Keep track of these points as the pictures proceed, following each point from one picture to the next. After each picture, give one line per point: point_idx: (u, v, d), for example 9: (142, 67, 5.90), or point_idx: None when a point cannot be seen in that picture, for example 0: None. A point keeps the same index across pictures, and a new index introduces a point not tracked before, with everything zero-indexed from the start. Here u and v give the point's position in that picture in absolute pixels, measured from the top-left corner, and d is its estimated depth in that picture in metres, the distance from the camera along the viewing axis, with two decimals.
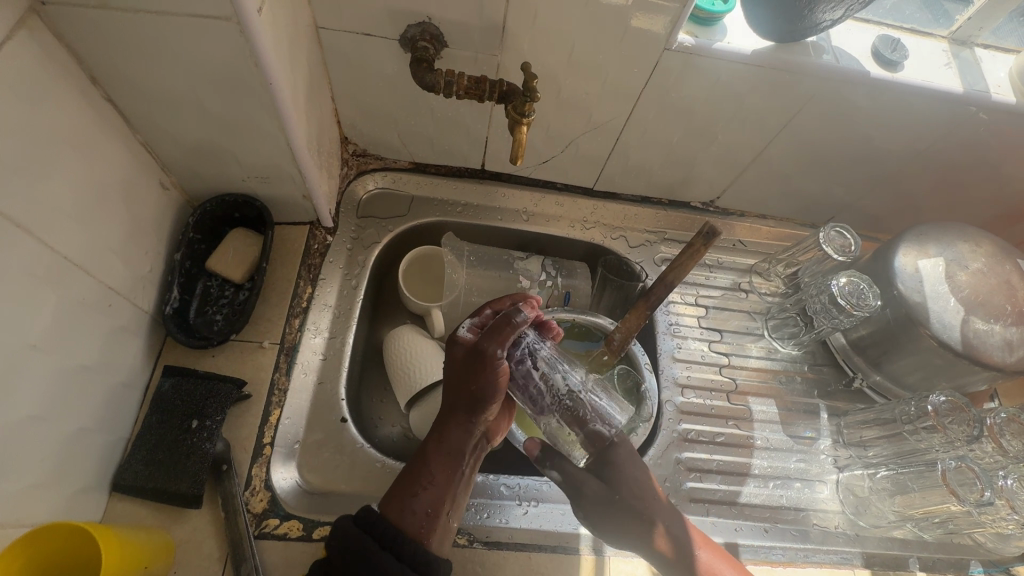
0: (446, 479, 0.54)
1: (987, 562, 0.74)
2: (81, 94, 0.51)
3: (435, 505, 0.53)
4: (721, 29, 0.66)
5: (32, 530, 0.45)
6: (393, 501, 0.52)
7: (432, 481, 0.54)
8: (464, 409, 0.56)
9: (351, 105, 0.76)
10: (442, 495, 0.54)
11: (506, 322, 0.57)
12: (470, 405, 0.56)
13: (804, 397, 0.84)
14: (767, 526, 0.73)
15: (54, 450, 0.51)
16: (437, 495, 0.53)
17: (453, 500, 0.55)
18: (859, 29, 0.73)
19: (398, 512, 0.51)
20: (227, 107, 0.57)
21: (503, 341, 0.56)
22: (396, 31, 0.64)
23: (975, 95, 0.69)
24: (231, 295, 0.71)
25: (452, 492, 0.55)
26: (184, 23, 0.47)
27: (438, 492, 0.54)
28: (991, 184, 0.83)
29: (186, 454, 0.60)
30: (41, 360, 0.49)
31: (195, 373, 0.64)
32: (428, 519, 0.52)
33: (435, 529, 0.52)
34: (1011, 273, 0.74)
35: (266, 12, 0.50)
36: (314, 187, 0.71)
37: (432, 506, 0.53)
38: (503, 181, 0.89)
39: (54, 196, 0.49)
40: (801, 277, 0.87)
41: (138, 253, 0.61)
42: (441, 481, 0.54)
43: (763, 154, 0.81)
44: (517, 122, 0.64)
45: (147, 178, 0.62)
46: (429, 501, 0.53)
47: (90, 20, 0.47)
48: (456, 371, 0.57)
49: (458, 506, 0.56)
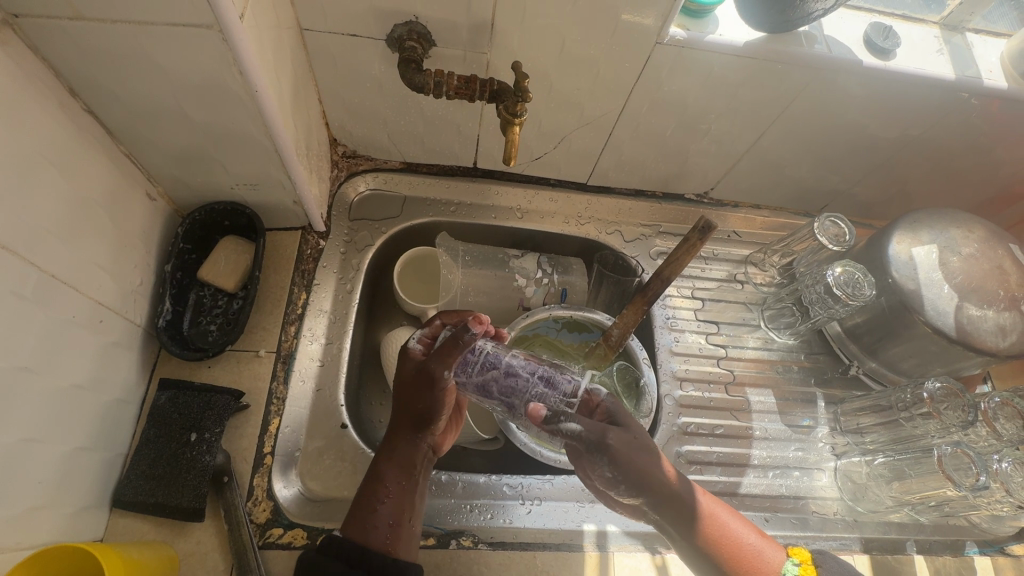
0: (404, 490, 0.56)
1: (982, 542, 0.75)
2: (60, 108, 0.50)
3: (396, 516, 0.55)
4: (712, 21, 0.66)
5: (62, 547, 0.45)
6: (355, 521, 0.53)
7: (390, 494, 0.55)
8: (414, 419, 0.58)
9: (339, 106, 0.75)
10: (401, 505, 0.55)
11: (454, 341, 0.57)
12: (419, 415, 0.58)
13: (801, 386, 0.84)
14: (768, 515, 0.74)
15: (52, 471, 0.50)
16: (396, 507, 0.55)
17: (412, 511, 0.56)
18: (850, 17, 0.72)
19: (360, 529, 0.52)
20: (211, 116, 0.55)
21: (450, 361, 0.56)
22: (383, 31, 0.63)
23: (967, 82, 0.69)
24: (225, 305, 0.70)
25: (411, 501, 0.56)
26: (163, 33, 0.46)
27: (396, 504, 0.55)
28: (984, 168, 0.83)
29: (186, 468, 0.59)
30: (32, 382, 0.48)
31: (191, 386, 0.63)
32: (391, 531, 0.54)
33: (399, 540, 0.54)
34: (1003, 258, 0.75)
35: (248, 17, 0.48)
36: (304, 192, 0.70)
37: (395, 517, 0.55)
38: (496, 178, 0.88)
39: (37, 214, 0.48)
40: (795, 268, 0.87)
41: (128, 266, 0.60)
42: (398, 493, 0.56)
43: (755, 145, 0.80)
44: (509, 123, 0.63)
45: (133, 189, 0.61)
46: (389, 513, 0.54)
47: (65, 33, 0.45)
48: (404, 385, 0.58)
49: (419, 514, 0.57)
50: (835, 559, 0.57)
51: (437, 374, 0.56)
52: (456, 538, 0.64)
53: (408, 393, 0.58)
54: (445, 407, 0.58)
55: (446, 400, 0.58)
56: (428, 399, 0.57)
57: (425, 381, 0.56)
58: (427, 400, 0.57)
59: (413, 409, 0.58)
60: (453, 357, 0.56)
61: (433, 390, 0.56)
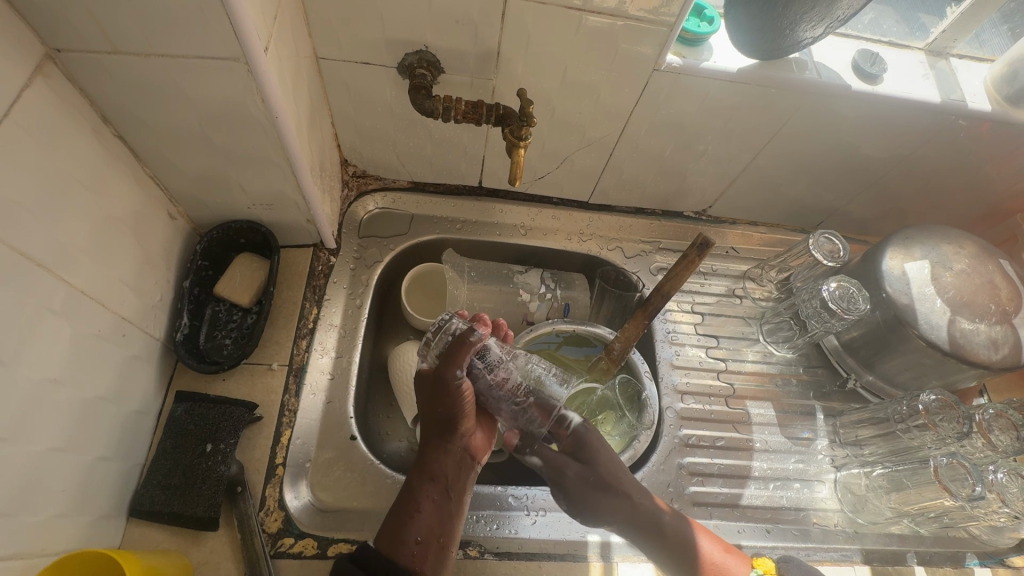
0: (434, 504, 0.57)
1: (983, 554, 0.76)
2: (93, 133, 0.53)
3: (426, 533, 0.55)
4: (707, 49, 0.69)
5: (93, 552, 0.47)
6: (386, 535, 0.54)
7: (422, 509, 0.56)
8: (440, 436, 0.60)
9: (351, 129, 0.78)
10: (432, 521, 0.56)
11: (460, 345, 0.59)
12: (445, 431, 0.59)
13: (800, 399, 0.86)
14: (769, 527, 0.75)
15: (74, 479, 0.52)
16: (428, 523, 0.56)
17: (446, 528, 0.57)
18: (839, 44, 0.76)
19: (389, 544, 0.53)
20: (233, 141, 0.59)
21: (460, 361, 0.58)
22: (394, 59, 0.67)
23: (953, 105, 0.72)
24: (239, 319, 0.72)
25: (443, 517, 0.57)
26: (192, 64, 0.50)
27: (426, 520, 0.56)
28: (973, 185, 0.85)
29: (201, 478, 0.61)
30: (59, 393, 0.50)
31: (207, 398, 0.66)
32: (419, 546, 0.54)
33: (429, 556, 0.54)
34: (994, 273, 0.77)
35: (271, 50, 0.52)
36: (317, 211, 0.73)
37: (423, 534, 0.55)
38: (501, 197, 0.91)
39: (70, 234, 0.51)
40: (793, 283, 0.90)
41: (149, 281, 0.63)
42: (430, 509, 0.57)
43: (751, 165, 0.84)
44: (514, 146, 0.66)
45: (156, 208, 0.63)
46: (419, 529, 0.55)
47: (103, 65, 0.49)
48: (426, 400, 0.61)
49: (454, 532, 0.57)
50: (797, 564, 0.63)
51: (450, 379, 0.58)
52: (463, 548, 0.65)
53: (430, 405, 0.60)
54: (465, 414, 0.59)
55: (466, 411, 0.59)
56: (449, 406, 0.58)
57: (439, 389, 0.59)
58: (448, 413, 0.59)
59: (438, 424, 0.60)
60: (460, 363, 0.58)
61: (453, 402, 0.58)
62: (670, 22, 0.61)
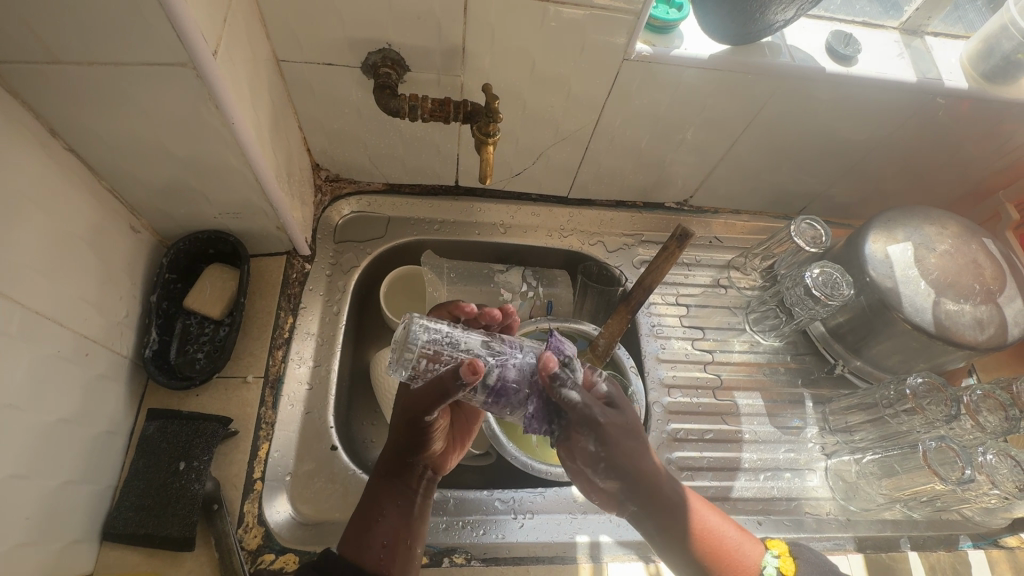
0: (400, 506, 0.57)
1: (976, 536, 0.75)
2: (41, 148, 0.51)
3: (391, 537, 0.55)
4: (677, 36, 0.68)
5: None
6: (351, 538, 0.53)
7: (386, 513, 0.56)
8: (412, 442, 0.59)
9: (319, 132, 0.76)
10: (399, 524, 0.56)
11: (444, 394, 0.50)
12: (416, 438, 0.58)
13: (788, 387, 0.85)
14: (761, 518, 0.74)
15: (40, 506, 0.50)
16: (393, 528, 0.55)
17: (411, 531, 0.57)
18: (813, 26, 0.74)
19: (354, 547, 0.52)
20: (191, 149, 0.57)
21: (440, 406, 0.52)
22: (357, 58, 0.65)
23: (930, 84, 0.71)
24: (211, 332, 0.71)
25: (409, 520, 0.57)
26: (139, 73, 0.48)
27: (392, 523, 0.56)
28: (953, 164, 0.85)
29: (175, 497, 0.59)
30: (19, 419, 0.49)
31: (180, 414, 0.64)
32: (387, 549, 0.54)
33: (395, 558, 0.54)
34: (977, 252, 0.76)
35: (221, 52, 0.50)
36: (286, 218, 0.71)
37: (389, 537, 0.55)
38: (479, 196, 0.89)
39: (22, 253, 0.49)
40: (777, 269, 0.89)
41: (113, 298, 0.61)
42: (395, 513, 0.56)
43: (730, 152, 0.82)
44: (483, 143, 0.65)
45: (116, 221, 0.62)
46: (385, 532, 0.55)
47: (45, 76, 0.47)
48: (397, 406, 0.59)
49: (421, 537, 0.58)
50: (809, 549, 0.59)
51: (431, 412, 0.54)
52: (448, 556, 0.63)
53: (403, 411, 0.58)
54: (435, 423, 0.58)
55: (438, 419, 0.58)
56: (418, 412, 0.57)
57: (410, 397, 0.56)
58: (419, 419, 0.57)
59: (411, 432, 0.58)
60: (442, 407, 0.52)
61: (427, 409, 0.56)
62: (636, 10, 0.60)
